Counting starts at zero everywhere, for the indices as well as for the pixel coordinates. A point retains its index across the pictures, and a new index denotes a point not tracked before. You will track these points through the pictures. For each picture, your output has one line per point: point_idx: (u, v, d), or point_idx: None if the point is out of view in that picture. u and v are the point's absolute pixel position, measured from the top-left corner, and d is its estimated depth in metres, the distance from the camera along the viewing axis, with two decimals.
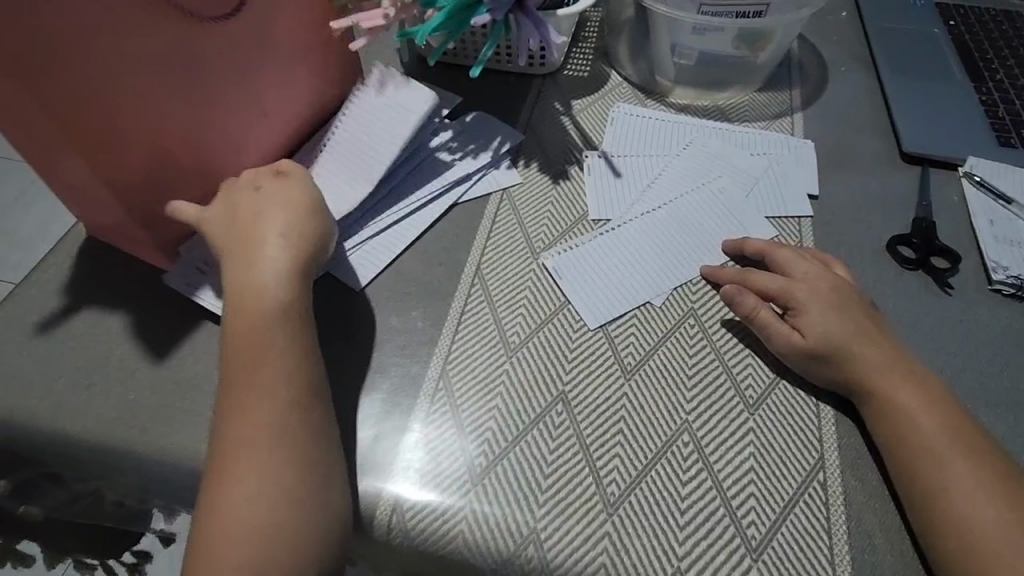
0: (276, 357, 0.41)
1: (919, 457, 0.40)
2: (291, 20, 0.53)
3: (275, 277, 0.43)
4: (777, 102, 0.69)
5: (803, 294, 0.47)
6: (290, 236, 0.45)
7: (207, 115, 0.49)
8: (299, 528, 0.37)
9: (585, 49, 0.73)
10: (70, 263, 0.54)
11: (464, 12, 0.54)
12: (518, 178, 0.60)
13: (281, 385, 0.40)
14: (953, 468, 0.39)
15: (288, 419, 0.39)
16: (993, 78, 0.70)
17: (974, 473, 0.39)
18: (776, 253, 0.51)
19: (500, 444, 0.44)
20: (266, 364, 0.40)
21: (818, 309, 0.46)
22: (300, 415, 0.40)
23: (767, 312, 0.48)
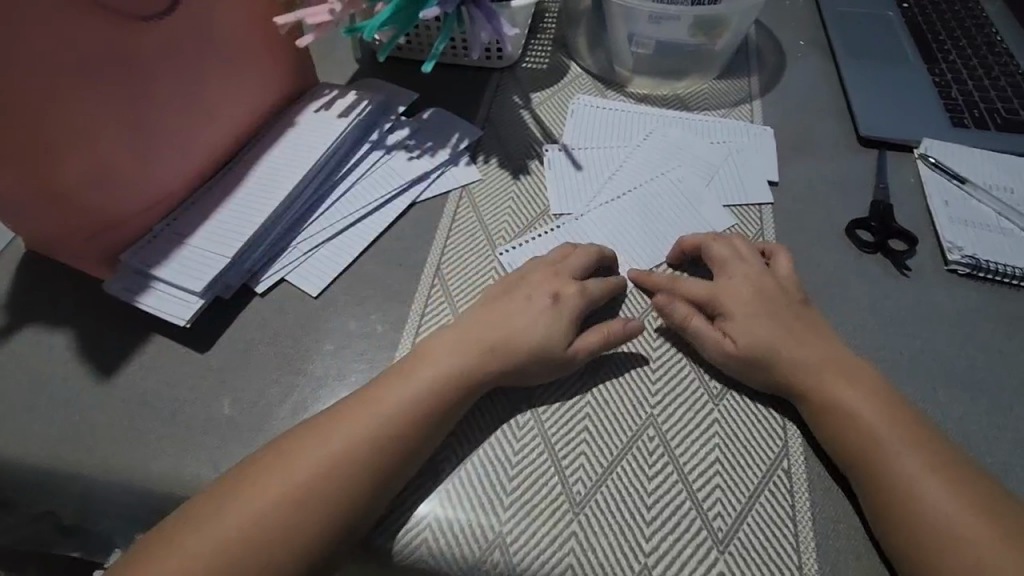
0: (372, 416, 0.39)
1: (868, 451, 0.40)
2: (233, 18, 0.51)
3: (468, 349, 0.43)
4: (735, 89, 0.69)
5: (729, 299, 0.47)
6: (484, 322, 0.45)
7: (149, 119, 0.47)
8: (282, 556, 0.35)
9: (544, 41, 0.72)
10: (9, 282, 0.51)
11: (413, 5, 0.53)
12: (478, 174, 0.59)
13: (339, 436, 0.38)
14: (901, 459, 0.39)
15: (336, 463, 0.37)
16: (946, 60, 0.70)
17: (925, 462, 0.38)
18: (712, 246, 0.51)
19: (465, 448, 0.43)
20: (361, 410, 0.39)
21: (744, 314, 0.46)
22: (341, 457, 0.37)
23: (699, 319, 0.47)
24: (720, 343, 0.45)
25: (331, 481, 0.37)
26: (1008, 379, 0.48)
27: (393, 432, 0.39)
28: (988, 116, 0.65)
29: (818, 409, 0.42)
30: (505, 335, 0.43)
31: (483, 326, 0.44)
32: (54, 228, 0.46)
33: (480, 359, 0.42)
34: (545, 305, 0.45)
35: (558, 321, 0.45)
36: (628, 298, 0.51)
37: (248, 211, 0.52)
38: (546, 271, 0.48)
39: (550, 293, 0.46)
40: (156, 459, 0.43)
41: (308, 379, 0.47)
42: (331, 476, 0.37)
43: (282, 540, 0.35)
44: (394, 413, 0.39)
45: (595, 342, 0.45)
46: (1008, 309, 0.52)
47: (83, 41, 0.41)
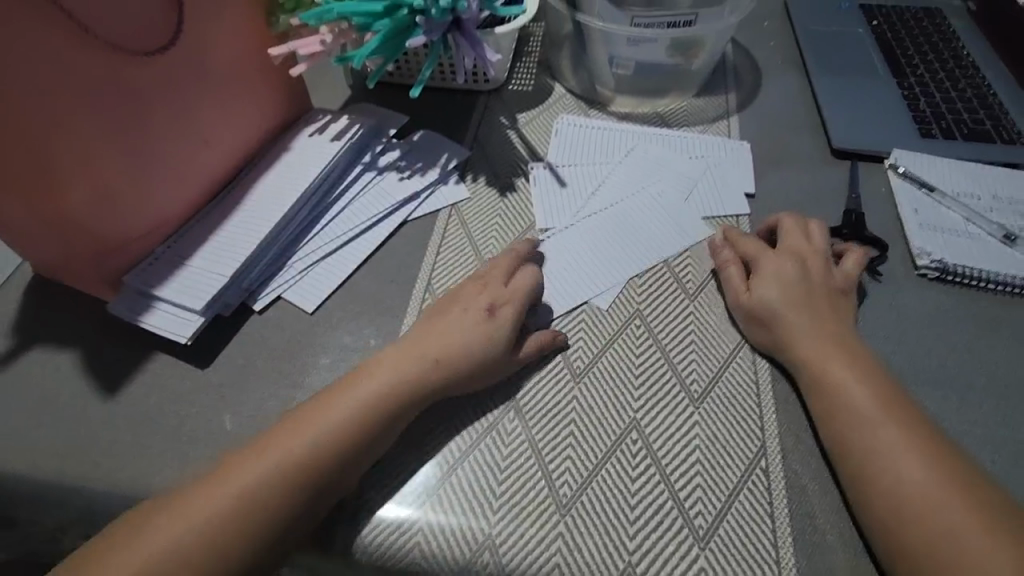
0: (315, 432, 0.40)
1: (859, 448, 0.41)
2: (229, 51, 0.54)
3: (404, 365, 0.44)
4: (713, 106, 0.72)
5: (771, 260, 0.52)
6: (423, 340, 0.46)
7: (151, 148, 0.50)
8: (256, 542, 0.37)
9: (529, 64, 0.75)
10: (16, 305, 0.53)
11: (401, 35, 0.56)
12: (467, 193, 0.62)
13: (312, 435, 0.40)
14: (894, 455, 0.40)
15: (309, 459, 0.39)
16: (914, 74, 0.73)
17: (913, 458, 0.40)
18: (784, 222, 0.56)
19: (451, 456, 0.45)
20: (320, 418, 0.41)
21: (774, 275, 0.51)
22: (317, 447, 0.39)
23: (734, 268, 0.53)
24: (740, 293, 0.52)
25: (314, 474, 0.39)
26: (977, 377, 0.50)
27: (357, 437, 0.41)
28: (954, 127, 0.68)
29: (826, 404, 0.44)
30: (443, 350, 0.45)
31: (421, 343, 0.45)
32: (57, 252, 0.49)
33: (422, 373, 0.44)
34: (480, 316, 0.47)
35: (493, 334, 0.46)
36: (611, 310, 0.53)
37: (247, 232, 0.54)
38: (477, 286, 0.50)
39: (487, 304, 0.48)
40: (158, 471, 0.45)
41: (305, 392, 0.49)
42: (321, 470, 0.39)
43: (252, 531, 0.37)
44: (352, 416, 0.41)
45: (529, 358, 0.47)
46: (976, 310, 0.54)
47: (87, 72, 0.43)
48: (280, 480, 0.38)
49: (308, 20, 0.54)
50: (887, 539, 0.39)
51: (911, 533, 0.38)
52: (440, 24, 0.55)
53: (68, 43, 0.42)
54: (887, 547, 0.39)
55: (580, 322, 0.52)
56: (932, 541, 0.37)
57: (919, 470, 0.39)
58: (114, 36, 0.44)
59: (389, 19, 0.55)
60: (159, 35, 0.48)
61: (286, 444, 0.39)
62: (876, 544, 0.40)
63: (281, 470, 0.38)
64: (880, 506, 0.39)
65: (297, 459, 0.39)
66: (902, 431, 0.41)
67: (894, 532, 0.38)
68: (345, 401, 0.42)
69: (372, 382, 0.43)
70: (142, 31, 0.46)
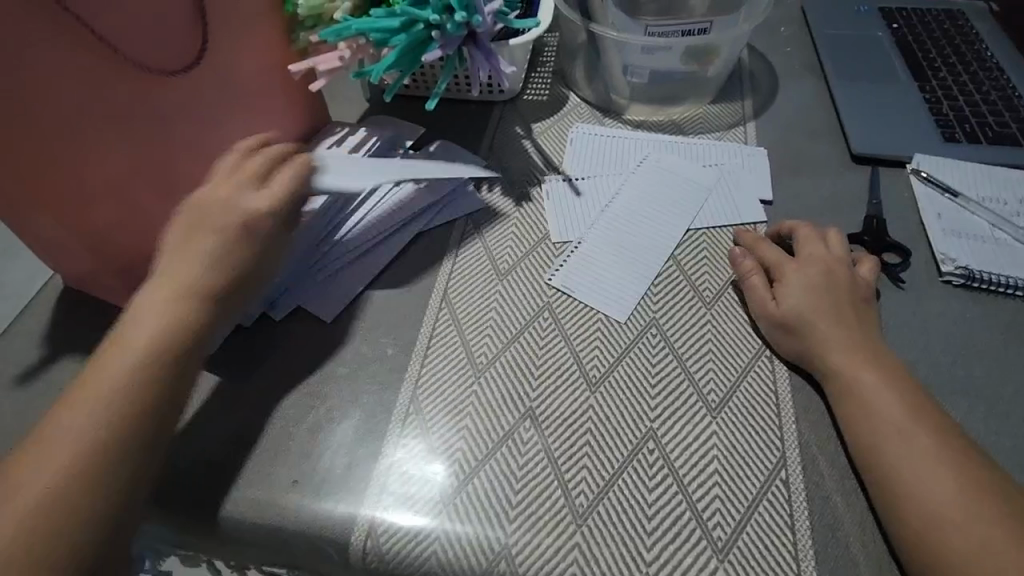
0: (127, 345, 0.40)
1: (883, 458, 0.41)
2: (252, 68, 0.56)
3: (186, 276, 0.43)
4: (730, 113, 0.71)
5: (791, 269, 0.52)
6: (189, 249, 0.45)
7: (179, 165, 0.51)
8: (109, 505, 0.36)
9: (544, 74, 0.76)
10: (47, 317, 0.55)
11: (417, 47, 0.57)
12: (482, 202, 0.62)
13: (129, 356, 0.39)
14: (919, 466, 0.40)
15: (109, 400, 0.38)
16: (936, 77, 0.72)
17: (940, 470, 0.39)
18: (801, 231, 0.55)
19: (466, 464, 0.45)
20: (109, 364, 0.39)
21: (798, 284, 0.50)
22: (121, 381, 0.38)
23: (757, 278, 0.53)
24: (766, 303, 0.51)
25: (127, 426, 0.38)
26: (1007, 387, 0.49)
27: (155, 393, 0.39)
28: (979, 131, 0.67)
29: (850, 413, 0.44)
30: (200, 265, 0.44)
31: (176, 257, 0.44)
32: (87, 266, 0.50)
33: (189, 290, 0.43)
34: (233, 230, 0.46)
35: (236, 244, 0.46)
36: (628, 320, 0.53)
37: None
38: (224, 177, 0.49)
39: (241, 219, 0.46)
40: (168, 475, 0.45)
41: (323, 401, 0.49)
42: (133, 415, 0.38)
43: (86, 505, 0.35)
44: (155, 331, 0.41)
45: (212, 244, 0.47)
46: (1004, 318, 0.53)
47: (121, 95, 0.45)
48: (112, 449, 0.37)
49: (327, 37, 0.55)
50: (915, 553, 0.38)
51: (940, 547, 0.37)
52: (455, 38, 0.56)
53: (104, 68, 0.43)
54: (915, 562, 0.38)
55: (595, 332, 0.52)
56: (961, 557, 0.36)
57: (946, 483, 0.39)
58: (148, 61, 0.46)
59: (406, 34, 0.56)
60: (190, 57, 0.49)
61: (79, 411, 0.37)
62: (905, 557, 0.39)
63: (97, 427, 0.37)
64: (907, 518, 0.39)
65: (95, 411, 0.37)
66: (926, 442, 0.41)
67: (923, 548, 0.38)
68: (156, 338, 0.40)
69: (160, 296, 0.42)
70: (174, 55, 0.48)
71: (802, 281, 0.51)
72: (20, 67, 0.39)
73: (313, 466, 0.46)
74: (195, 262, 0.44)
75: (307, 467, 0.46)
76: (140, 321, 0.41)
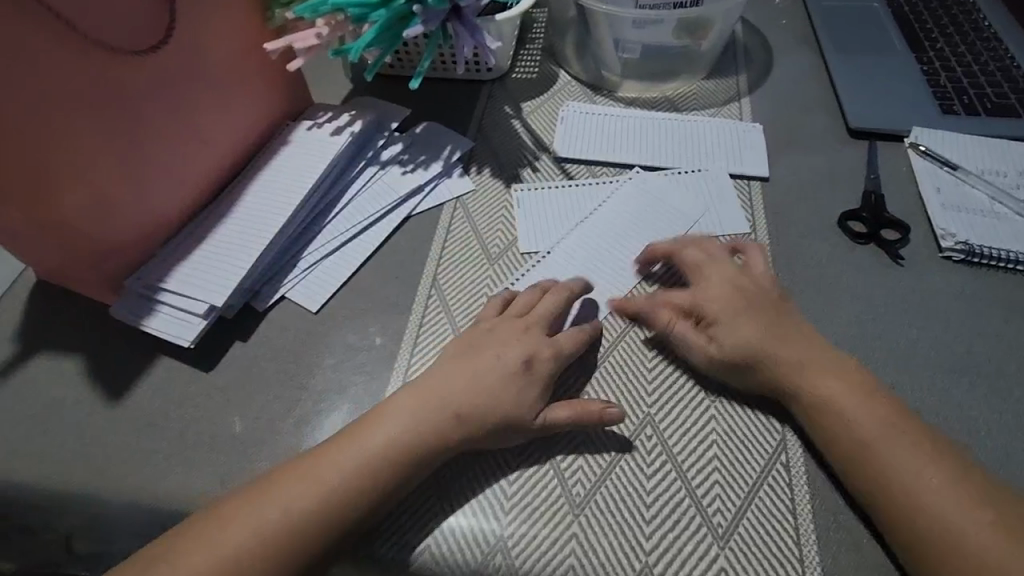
0: (374, 438, 0.39)
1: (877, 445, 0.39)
2: (227, 46, 0.53)
3: (397, 440, 0.39)
4: (723, 88, 0.69)
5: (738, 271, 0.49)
6: (475, 391, 0.42)
7: (150, 151, 0.49)
8: None
9: (533, 51, 0.73)
10: (21, 310, 0.53)
11: (399, 24, 0.54)
12: (471, 185, 0.60)
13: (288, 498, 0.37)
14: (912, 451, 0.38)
15: (263, 540, 0.36)
16: (933, 48, 0.71)
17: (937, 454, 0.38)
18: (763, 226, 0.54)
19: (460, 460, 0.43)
20: (340, 453, 0.39)
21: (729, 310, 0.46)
22: (268, 527, 0.36)
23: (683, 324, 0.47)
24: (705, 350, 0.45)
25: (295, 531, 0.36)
26: (1008, 364, 0.48)
27: (390, 479, 0.39)
28: (978, 102, 0.65)
29: None
30: (464, 402, 0.41)
31: (445, 386, 0.42)
32: (57, 257, 0.48)
33: (447, 424, 0.40)
34: (515, 371, 0.43)
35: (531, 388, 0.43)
36: (604, 322, 0.50)
37: (223, 252, 0.52)
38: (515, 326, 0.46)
39: (523, 357, 0.43)
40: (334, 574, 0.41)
41: (311, 393, 0.48)
42: (350, 497, 0.38)
43: None
44: (347, 480, 0.38)
45: (566, 413, 0.43)
46: (1004, 293, 0.52)
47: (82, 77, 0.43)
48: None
49: (303, 13, 0.53)
50: (903, 537, 0.37)
51: (929, 532, 0.36)
52: (438, 12, 0.54)
53: (62, 46, 0.41)
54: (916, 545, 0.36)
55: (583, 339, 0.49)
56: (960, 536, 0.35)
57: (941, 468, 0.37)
58: (104, 36, 0.43)
59: (385, 9, 0.54)
60: (151, 35, 0.47)
61: (253, 518, 0.36)
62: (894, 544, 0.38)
63: (285, 521, 0.36)
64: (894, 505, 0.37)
65: (252, 531, 0.36)
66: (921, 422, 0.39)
67: (916, 536, 0.36)
68: (354, 472, 0.38)
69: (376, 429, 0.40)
70: (134, 30, 0.45)
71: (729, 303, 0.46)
72: None
73: None
74: (466, 388, 0.42)
75: None
76: (374, 457, 0.39)
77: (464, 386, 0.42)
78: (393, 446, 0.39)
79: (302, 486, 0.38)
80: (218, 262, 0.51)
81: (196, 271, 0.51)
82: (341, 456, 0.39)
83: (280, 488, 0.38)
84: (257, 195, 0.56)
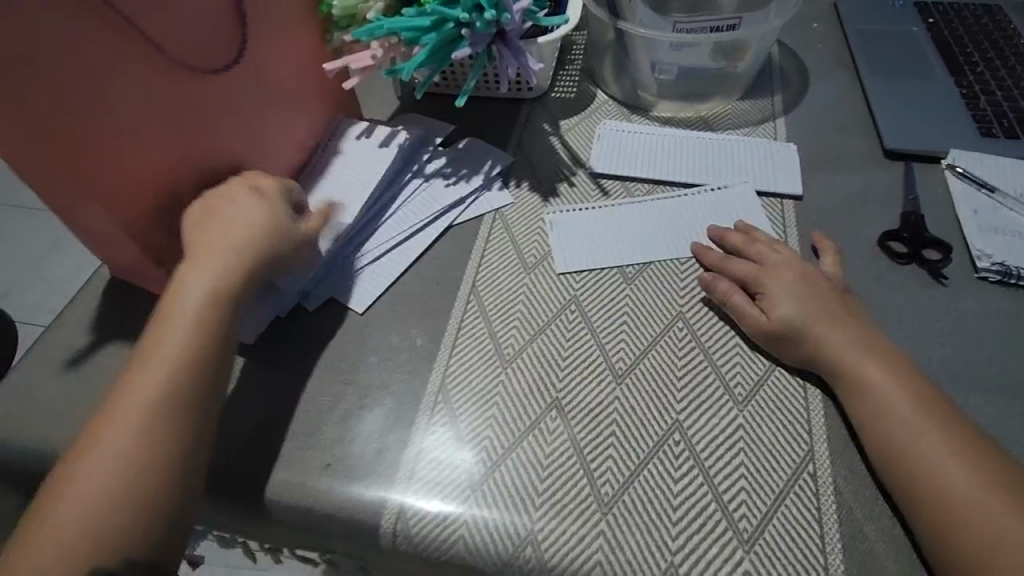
0: (188, 296, 0.45)
1: (912, 456, 0.40)
2: (287, 67, 0.58)
3: (203, 301, 0.45)
4: (758, 109, 0.71)
5: (793, 263, 0.52)
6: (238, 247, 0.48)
7: (217, 160, 0.53)
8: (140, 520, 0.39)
9: (572, 72, 0.76)
10: (95, 304, 0.58)
11: (447, 47, 0.58)
12: (510, 199, 0.63)
13: (136, 399, 0.41)
14: (933, 460, 0.39)
15: (139, 432, 0.41)
16: (973, 71, 0.71)
17: (956, 467, 0.39)
18: None
19: (525, 418, 0.47)
20: (173, 316, 0.45)
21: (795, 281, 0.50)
22: (134, 436, 0.40)
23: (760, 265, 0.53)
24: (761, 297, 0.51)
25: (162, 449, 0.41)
26: None
27: (205, 316, 0.45)
28: (1018, 126, 0.65)
29: (864, 413, 0.43)
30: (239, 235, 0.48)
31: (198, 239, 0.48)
32: (132, 257, 0.52)
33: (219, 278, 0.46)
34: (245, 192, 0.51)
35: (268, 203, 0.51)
36: (639, 330, 0.52)
37: None
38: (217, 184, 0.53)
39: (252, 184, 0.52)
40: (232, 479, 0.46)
41: (355, 388, 0.51)
42: None
43: (136, 507, 0.39)
44: (166, 367, 0.43)
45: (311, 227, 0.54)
46: None
47: (164, 90, 0.47)
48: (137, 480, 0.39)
49: (360, 36, 0.57)
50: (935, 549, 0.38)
51: (960, 546, 0.37)
52: (484, 36, 0.58)
53: (148, 65, 0.45)
54: (945, 563, 0.37)
55: (616, 318, 0.53)
56: (989, 551, 0.36)
57: (963, 480, 0.38)
58: (183, 57, 0.48)
59: (436, 33, 0.57)
60: (223, 55, 0.51)
61: (113, 435, 0.40)
62: (927, 548, 0.39)
63: (184, 340, 0.44)
64: (931, 512, 0.38)
65: (121, 440, 0.40)
66: (935, 434, 0.40)
67: (951, 553, 0.37)
68: (177, 391, 0.42)
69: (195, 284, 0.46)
70: (209, 50, 0.50)
71: (801, 273, 0.51)
72: (81, 69, 0.41)
73: (345, 452, 0.47)
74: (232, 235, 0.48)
75: (334, 459, 0.47)
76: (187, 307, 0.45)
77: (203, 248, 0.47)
78: (207, 303, 0.45)
79: (173, 335, 0.44)
80: None
81: None
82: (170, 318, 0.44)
83: (167, 334, 0.44)
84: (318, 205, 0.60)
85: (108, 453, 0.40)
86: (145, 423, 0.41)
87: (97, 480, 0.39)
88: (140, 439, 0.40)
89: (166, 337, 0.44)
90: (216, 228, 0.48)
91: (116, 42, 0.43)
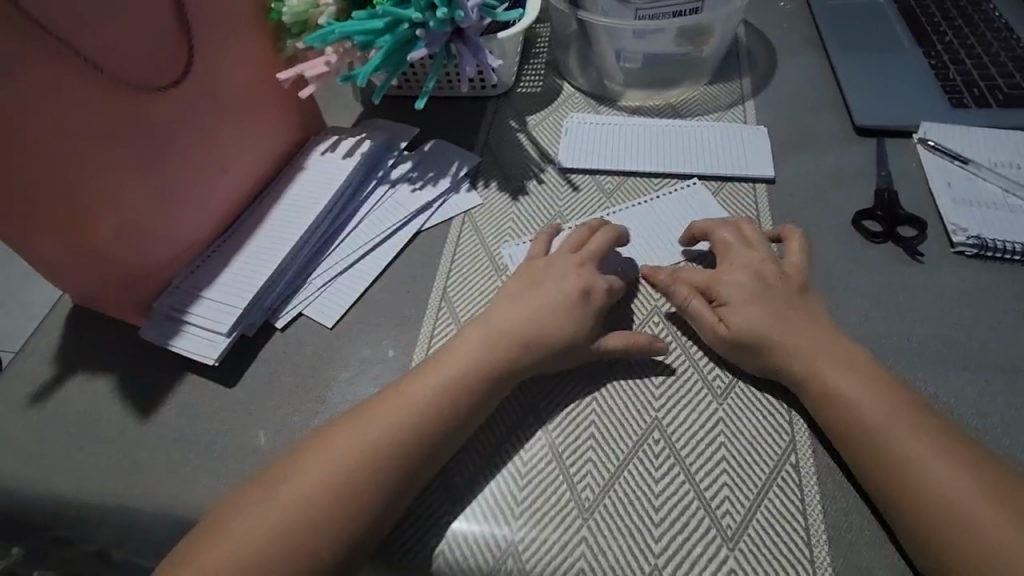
0: (426, 379, 0.43)
1: (893, 450, 0.39)
2: (243, 79, 0.56)
3: (445, 378, 0.43)
4: (726, 93, 0.70)
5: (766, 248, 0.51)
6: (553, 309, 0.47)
7: (174, 178, 0.51)
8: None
9: (537, 65, 0.75)
10: (58, 335, 0.56)
11: (403, 49, 0.57)
12: (478, 200, 0.62)
13: (311, 482, 0.39)
14: (916, 453, 0.38)
15: (311, 514, 0.38)
16: (941, 41, 0.70)
17: (938, 460, 0.38)
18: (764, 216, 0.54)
19: (506, 421, 0.46)
20: (394, 400, 0.42)
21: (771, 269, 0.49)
22: (306, 513, 0.38)
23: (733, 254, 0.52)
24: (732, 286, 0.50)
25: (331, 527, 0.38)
26: None
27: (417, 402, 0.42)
28: (989, 94, 0.64)
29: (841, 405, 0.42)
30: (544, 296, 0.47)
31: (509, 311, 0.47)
32: (90, 285, 0.51)
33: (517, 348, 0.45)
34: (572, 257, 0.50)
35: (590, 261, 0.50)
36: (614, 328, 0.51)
37: (240, 278, 0.54)
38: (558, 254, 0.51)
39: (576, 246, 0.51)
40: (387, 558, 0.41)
41: (328, 405, 0.50)
42: (363, 497, 0.39)
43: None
44: (358, 451, 0.40)
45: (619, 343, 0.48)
46: (1019, 287, 0.51)
47: (110, 113, 0.45)
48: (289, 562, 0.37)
49: (313, 42, 0.56)
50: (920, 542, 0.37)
51: (948, 539, 0.36)
52: (440, 35, 0.56)
53: (91, 89, 0.44)
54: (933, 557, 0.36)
55: (613, 317, 0.52)
56: (980, 546, 0.35)
57: (947, 474, 0.37)
58: (128, 76, 0.46)
59: (391, 34, 0.56)
60: (171, 71, 0.49)
61: (282, 517, 0.38)
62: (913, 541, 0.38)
63: (376, 428, 0.41)
64: (918, 507, 0.37)
65: (297, 522, 0.38)
66: (916, 425, 0.39)
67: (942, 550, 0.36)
68: (343, 469, 0.39)
69: (453, 358, 0.44)
70: (156, 68, 0.48)
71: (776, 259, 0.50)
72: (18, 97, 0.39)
73: None
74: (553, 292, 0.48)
75: None
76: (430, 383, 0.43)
77: (555, 286, 0.48)
78: (454, 380, 0.43)
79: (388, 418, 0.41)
80: (236, 290, 0.53)
81: (216, 296, 0.53)
82: (394, 402, 0.42)
83: (371, 418, 0.41)
84: (276, 220, 0.58)
85: (256, 531, 0.37)
86: (310, 507, 0.38)
87: (250, 554, 0.37)
88: (316, 523, 0.38)
89: (364, 426, 0.41)
90: (534, 296, 0.47)
91: (55, 67, 0.41)
